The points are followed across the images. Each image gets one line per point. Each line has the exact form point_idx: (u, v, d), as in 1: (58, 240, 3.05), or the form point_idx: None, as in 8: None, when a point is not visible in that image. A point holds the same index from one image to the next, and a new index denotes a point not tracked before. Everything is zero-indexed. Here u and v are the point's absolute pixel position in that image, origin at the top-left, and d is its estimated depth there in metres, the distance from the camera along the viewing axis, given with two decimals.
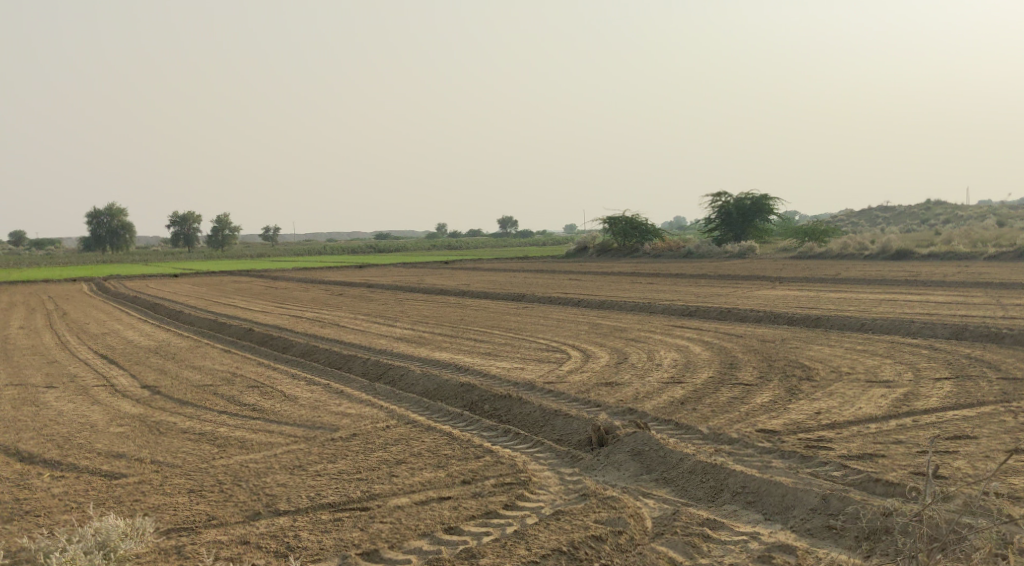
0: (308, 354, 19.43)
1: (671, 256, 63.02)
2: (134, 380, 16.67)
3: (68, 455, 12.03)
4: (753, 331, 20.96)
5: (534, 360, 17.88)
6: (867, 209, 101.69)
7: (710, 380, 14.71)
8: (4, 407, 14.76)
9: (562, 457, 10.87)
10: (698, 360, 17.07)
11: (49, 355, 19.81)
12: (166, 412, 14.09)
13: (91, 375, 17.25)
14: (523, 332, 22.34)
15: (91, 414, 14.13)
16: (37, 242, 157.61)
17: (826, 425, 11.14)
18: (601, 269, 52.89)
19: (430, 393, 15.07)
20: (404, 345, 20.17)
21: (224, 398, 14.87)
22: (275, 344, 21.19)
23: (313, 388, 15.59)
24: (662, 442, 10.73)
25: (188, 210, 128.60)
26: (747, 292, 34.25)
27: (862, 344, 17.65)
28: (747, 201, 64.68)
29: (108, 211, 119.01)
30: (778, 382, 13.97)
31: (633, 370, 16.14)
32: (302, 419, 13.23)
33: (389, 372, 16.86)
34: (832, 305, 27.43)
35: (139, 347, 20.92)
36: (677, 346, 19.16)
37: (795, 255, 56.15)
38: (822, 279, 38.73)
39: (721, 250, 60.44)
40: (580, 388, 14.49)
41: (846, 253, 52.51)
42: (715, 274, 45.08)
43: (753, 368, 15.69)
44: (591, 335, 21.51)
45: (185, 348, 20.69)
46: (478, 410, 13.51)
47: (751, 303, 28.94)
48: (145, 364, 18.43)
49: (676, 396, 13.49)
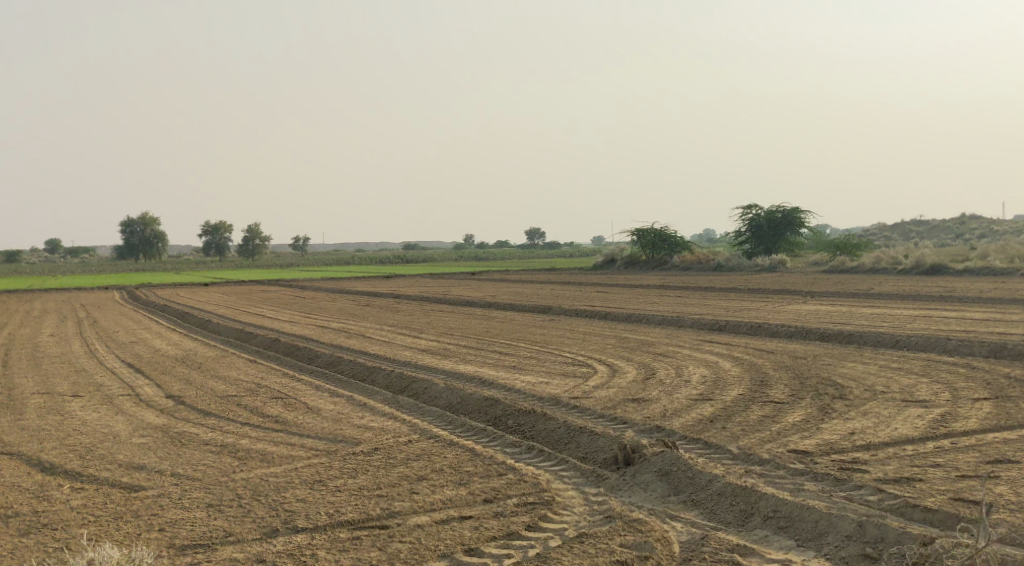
0: (333, 365, 19.29)
1: (700, 269, 62.53)
2: (159, 390, 16.57)
3: (89, 466, 11.91)
4: (784, 347, 20.57)
5: (560, 374, 17.60)
6: (901, 223, 100.57)
7: (741, 397, 14.37)
8: (28, 416, 14.70)
9: (587, 476, 10.60)
10: (728, 376, 16.72)
11: (76, 364, 19.80)
12: (189, 423, 13.96)
13: (117, 384, 17.19)
14: (550, 346, 22.07)
15: (114, 424, 14.02)
16: (71, 250, 159.48)
17: (861, 446, 10.80)
18: (630, 281, 52.53)
19: (454, 407, 14.84)
20: (430, 357, 19.97)
21: (247, 409, 14.72)
22: (300, 354, 21.08)
23: (336, 401, 15.41)
24: (690, 462, 10.43)
25: (220, 220, 129.65)
26: (778, 306, 33.81)
27: (896, 363, 17.24)
28: (778, 214, 64.08)
29: (142, 221, 120.22)
30: (810, 400, 13.62)
31: (660, 386, 15.82)
32: (324, 432, 13.04)
33: (413, 385, 16.65)
34: (864, 321, 26.97)
35: (165, 356, 20.86)
36: (706, 361, 18.81)
37: (827, 269, 55.50)
38: (855, 294, 38.19)
39: (751, 263, 59.89)
40: (607, 404, 14.20)
41: (879, 267, 51.83)
42: (746, 288, 44.64)
43: (785, 385, 15.33)
44: (618, 350, 21.21)
45: (211, 358, 20.60)
46: (502, 425, 13.27)
47: (782, 318, 28.50)
48: (170, 373, 18.34)
49: (705, 414, 13.17)
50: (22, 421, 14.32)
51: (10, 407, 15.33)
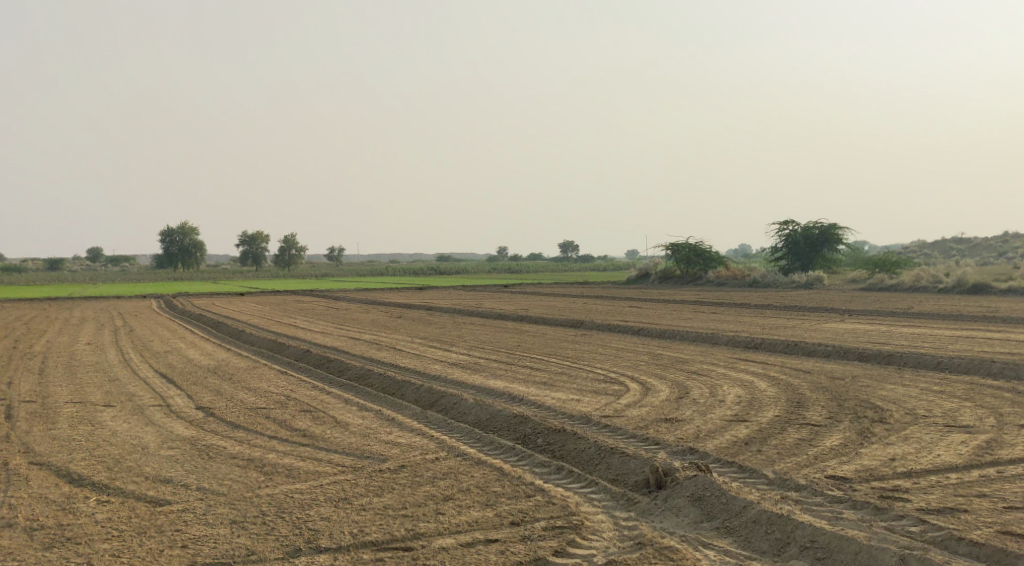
0: (363, 379, 19.14)
1: (736, 284, 61.91)
2: (190, 401, 16.49)
3: (116, 479, 11.82)
4: (821, 367, 20.15)
5: (591, 391, 17.32)
6: (941, 241, 99.21)
7: (776, 419, 14.03)
8: (59, 425, 14.67)
9: (617, 500, 10.33)
10: (764, 397, 16.36)
11: (109, 373, 19.81)
12: (217, 435, 13.84)
13: (148, 394, 17.15)
14: (582, 361, 21.80)
15: (143, 435, 13.94)
16: (112, 258, 161.71)
17: (902, 473, 10.43)
18: (664, 297, 52.09)
19: (483, 424, 14.61)
20: (460, 372, 19.78)
21: (275, 422, 14.59)
22: (331, 366, 20.98)
23: (365, 415, 15.25)
24: (724, 487, 10.13)
25: (258, 231, 130.70)
26: (815, 324, 33.29)
27: (938, 386, 16.79)
28: (816, 230, 63.34)
29: (181, 230, 121.48)
30: (849, 423, 13.24)
31: (694, 406, 15.49)
32: (351, 447, 12.86)
33: (442, 400, 16.45)
34: (904, 341, 26.44)
35: (197, 367, 20.83)
36: (741, 380, 18.45)
37: (865, 286, 54.72)
38: (895, 313, 37.55)
39: (788, 280, 59.22)
40: (639, 423, 13.90)
41: (919, 285, 51.01)
42: (782, 305, 44.08)
43: (822, 407, 14.95)
44: (651, 367, 20.89)
45: (243, 369, 20.55)
46: (532, 444, 13.03)
47: (819, 336, 28.02)
48: (202, 384, 18.28)
49: (740, 436, 12.85)
50: (53, 430, 14.28)
51: (42, 417, 15.32)
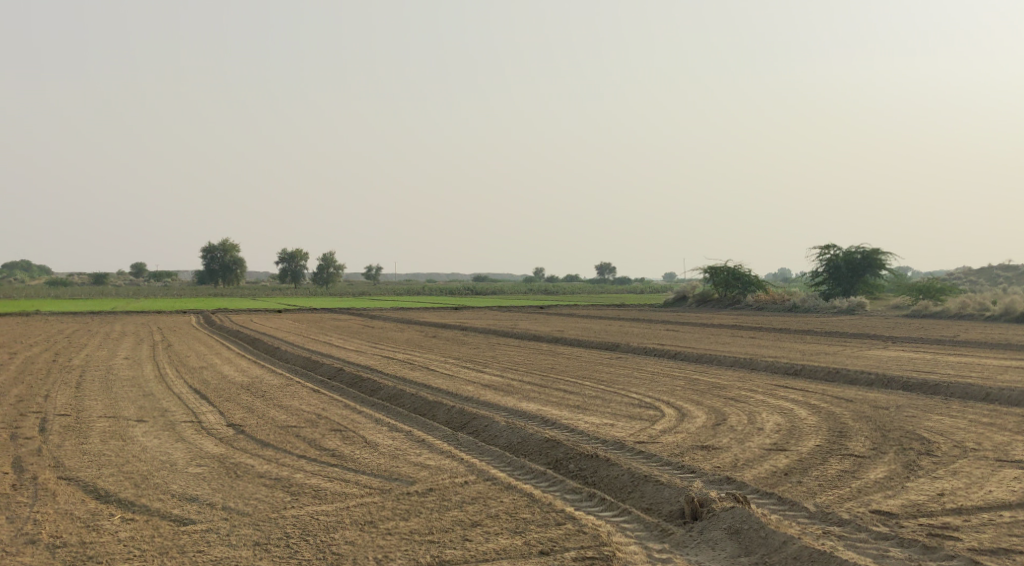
0: (394, 399, 18.90)
1: (775, 309, 61.15)
2: (222, 418, 16.35)
3: (142, 496, 11.67)
4: (865, 396, 19.63)
5: (626, 416, 16.95)
6: (987, 267, 97.68)
7: (817, 449, 13.59)
8: (91, 439, 14.57)
9: (651, 530, 9.99)
10: (804, 425, 15.92)
11: (143, 388, 19.77)
12: (246, 453, 13.65)
13: (180, 410, 17.04)
14: (617, 385, 21.42)
15: (173, 451, 13.78)
16: (154, 274, 163.92)
17: (952, 509, 10.00)
18: (702, 320, 51.52)
19: (513, 447, 14.32)
20: (493, 393, 19.49)
21: (305, 441, 14.39)
22: (364, 385, 20.80)
23: (395, 436, 15.00)
24: (763, 520, 9.74)
25: (297, 248, 131.67)
26: (858, 351, 32.67)
27: (986, 419, 16.25)
28: (858, 255, 62.47)
29: (222, 247, 122.88)
30: (894, 457, 12.79)
31: (731, 433, 15.08)
32: (379, 469, 12.62)
33: (473, 422, 16.19)
34: (950, 370, 25.76)
35: (231, 383, 20.71)
36: (780, 408, 18.00)
37: (909, 312, 53.82)
38: (940, 340, 36.82)
39: (828, 305, 58.38)
40: (674, 451, 13.53)
41: (965, 313, 50.07)
42: (823, 331, 43.41)
43: (865, 438, 14.49)
44: (688, 392, 20.47)
45: (276, 386, 20.40)
46: (563, 469, 12.70)
47: (861, 364, 27.40)
48: (234, 401, 18.14)
49: (779, 466, 12.43)
50: (83, 445, 14.18)
51: (74, 430, 15.24)
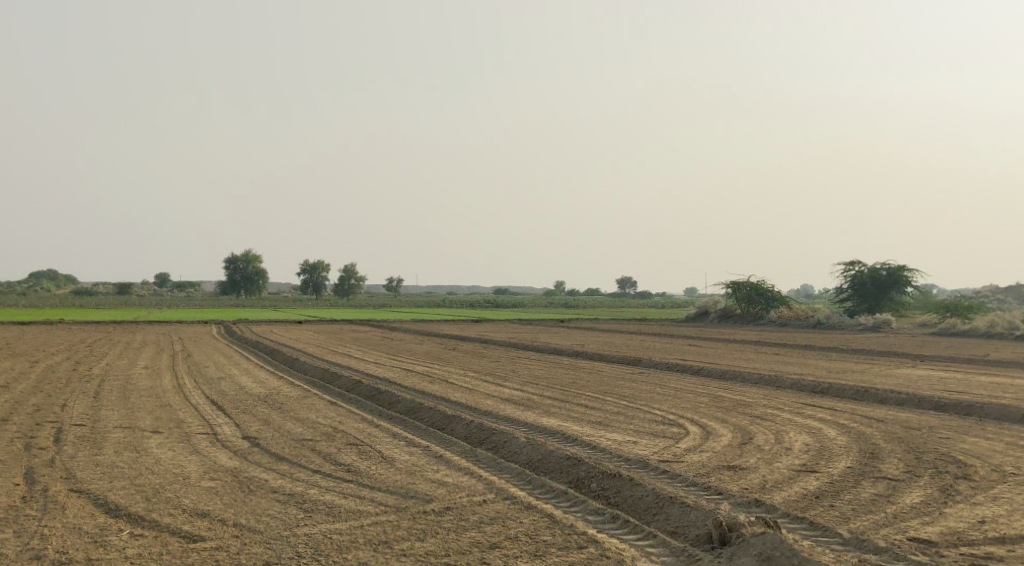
0: (412, 412, 18.55)
1: (799, 325, 60.40)
2: (237, 430, 16.06)
3: (153, 510, 11.36)
4: (895, 417, 19.13)
5: (649, 434, 16.53)
6: (1016, 287, 96.48)
7: (848, 471, 13.14)
8: (105, 450, 14.29)
9: (677, 556, 9.59)
10: (834, 446, 15.46)
11: (160, 398, 19.52)
12: (260, 467, 13.32)
13: (196, 421, 16.76)
14: (640, 401, 20.98)
15: (186, 464, 13.47)
16: (177, 284, 164.85)
17: (994, 538, 9.57)
18: (725, 335, 50.91)
19: (534, 464, 13.92)
20: (513, 408, 19.11)
21: (321, 456, 14.05)
22: (382, 398, 20.44)
23: (412, 451, 14.64)
24: (794, 546, 9.30)
25: (319, 260, 131.95)
26: (885, 369, 32.08)
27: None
28: (883, 272, 61.65)
29: (245, 257, 123.58)
30: (929, 482, 12.35)
31: (759, 453, 14.63)
32: (395, 485, 12.26)
33: (493, 437, 15.81)
34: (982, 390, 25.15)
35: (248, 395, 20.41)
36: (808, 427, 17.52)
37: (936, 331, 53.07)
38: (970, 360, 36.17)
39: (853, 322, 57.61)
40: (700, 470, 13.11)
41: (993, 332, 49.30)
42: (849, 347, 42.79)
43: (899, 461, 14.03)
44: (712, 409, 20.00)
45: (293, 398, 20.10)
46: (584, 488, 12.30)
47: (890, 383, 26.80)
48: (251, 413, 17.85)
49: (810, 488, 11.98)
50: (97, 456, 13.90)
51: (88, 441, 14.98)
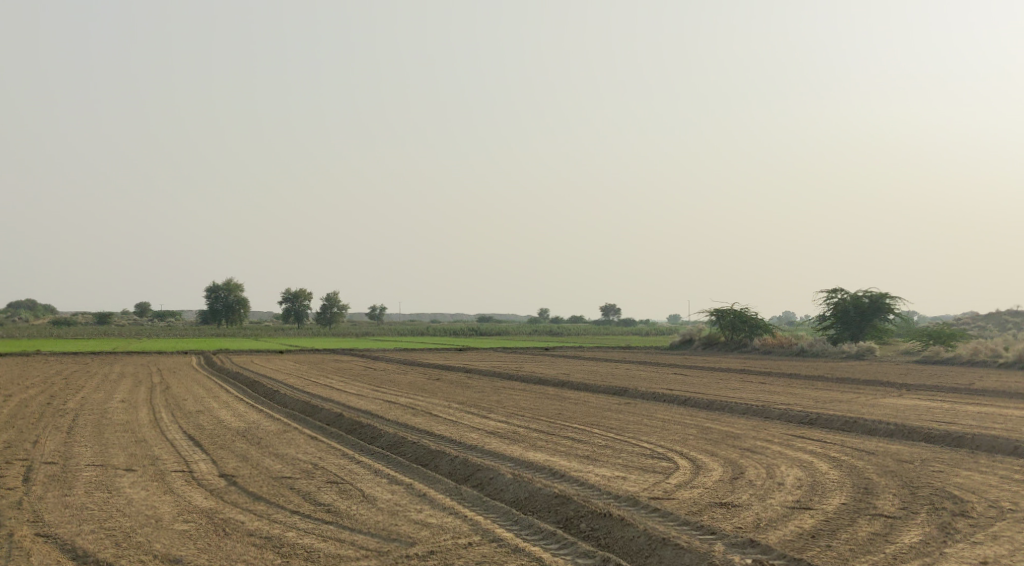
0: (395, 447, 18.07)
1: (783, 353, 60.25)
2: (214, 468, 15.57)
3: (122, 556, 10.88)
4: (887, 450, 18.82)
5: (637, 468, 16.13)
6: (996, 313, 97.04)
7: (844, 508, 12.79)
8: (76, 491, 13.79)
9: None
10: (827, 481, 15.15)
11: (136, 434, 18.99)
12: (237, 508, 12.86)
13: (172, 459, 16.26)
14: (627, 433, 20.58)
15: (159, 505, 12.99)
16: (158, 314, 163.52)
17: None
18: (709, 364, 50.63)
19: (520, 503, 13.51)
20: (498, 442, 18.68)
21: (300, 495, 13.58)
22: (364, 432, 19.95)
23: (394, 490, 14.19)
24: None
25: (301, 288, 131.17)
26: (873, 398, 31.85)
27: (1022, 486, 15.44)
28: (866, 300, 61.70)
29: (226, 286, 122.68)
30: (927, 520, 12.04)
31: (751, 489, 14.25)
32: (377, 527, 11.83)
33: (478, 474, 15.36)
34: (971, 421, 24.91)
35: (227, 429, 19.88)
36: (800, 461, 17.18)
37: (920, 358, 53.05)
38: (955, 388, 36.06)
39: (837, 350, 57.53)
40: (692, 508, 12.75)
41: (977, 359, 49.33)
42: (835, 376, 42.60)
43: (894, 497, 13.71)
44: (701, 442, 19.62)
45: (273, 433, 19.59)
46: (573, 529, 11.92)
47: (878, 413, 26.53)
48: (229, 449, 17.35)
49: (805, 527, 11.63)
50: (66, 497, 13.39)
51: (59, 481, 14.45)
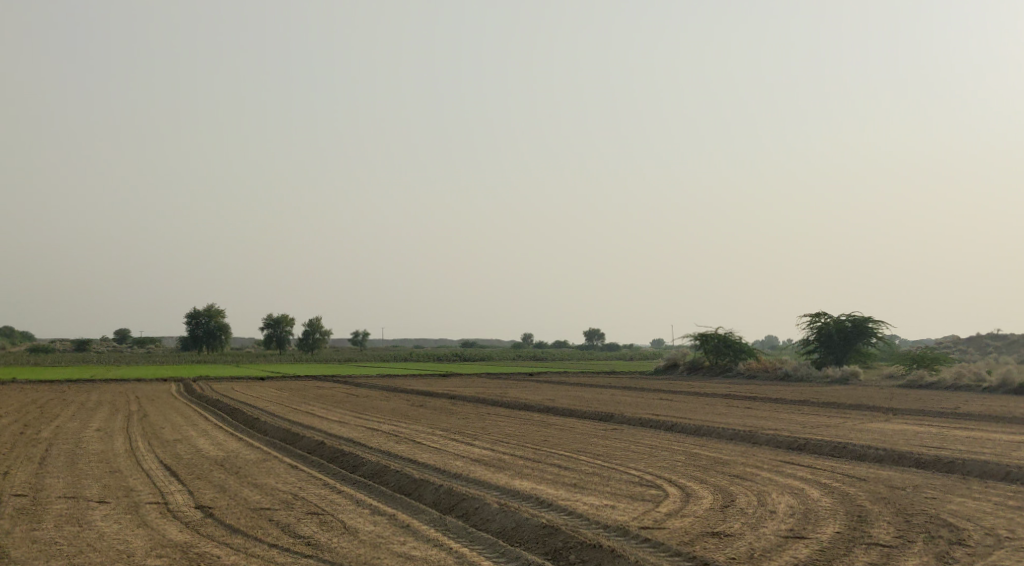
0: (377, 476, 17.63)
1: (767, 377, 60.07)
2: (190, 499, 15.11)
3: None
4: (879, 476, 18.53)
5: (626, 496, 15.78)
6: (977, 336, 97.56)
7: (839, 537, 12.50)
8: (45, 525, 13.29)
9: None
10: (820, 509, 14.88)
11: (110, 464, 18.46)
12: (213, 541, 12.42)
13: (147, 490, 15.78)
14: (614, 460, 20.20)
15: (132, 539, 12.52)
16: (138, 340, 161.96)
17: None
18: (694, 389, 50.28)
19: (507, 533, 13.15)
20: (483, 470, 18.27)
21: (279, 527, 13.16)
22: (345, 460, 19.49)
23: (377, 521, 13.79)
24: None
25: (283, 314, 130.18)
26: (861, 423, 31.58)
27: (1017, 514, 15.19)
28: (849, 324, 61.69)
29: (207, 312, 121.48)
30: (922, 549, 11.78)
31: (743, 518, 13.94)
32: (358, 560, 11.44)
33: (463, 504, 14.96)
34: (960, 445, 24.69)
35: (204, 459, 19.36)
36: (790, 488, 16.89)
37: (904, 382, 52.98)
38: (941, 413, 35.93)
39: (821, 374, 57.42)
40: (683, 538, 12.42)
41: (960, 383, 49.31)
42: (821, 401, 42.41)
43: (889, 526, 13.41)
44: (689, 469, 19.26)
45: (252, 462, 19.08)
46: (562, 561, 11.57)
47: (866, 438, 26.27)
48: (206, 479, 16.85)
49: (800, 558, 11.32)
50: (35, 532, 12.88)
51: (29, 514, 13.96)
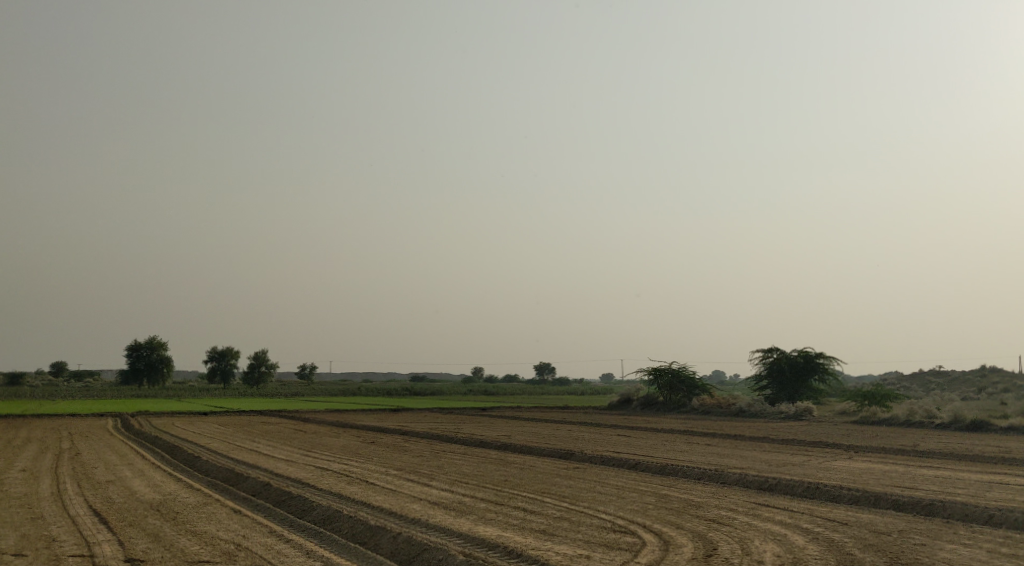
0: (329, 522, 16.26)
1: (721, 413, 59.37)
2: (122, 549, 13.67)
3: None
4: (861, 520, 17.58)
5: (601, 545, 14.60)
6: (920, 373, 98.26)
7: None
8: None
9: None
10: (811, 560, 13.92)
11: (33, 510, 16.85)
12: None
13: (72, 539, 14.29)
14: (581, 503, 19.04)
15: None
16: (76, 373, 157.51)
17: None
18: (649, 425, 49.27)
19: None
20: (443, 514, 16.99)
21: None
22: (293, 503, 18.05)
23: None
24: None
25: (228, 346, 127.30)
26: (826, 462, 30.73)
27: (1014, 562, 14.27)
28: (801, 359, 61.30)
29: (148, 344, 118.31)
30: None
31: None
32: None
33: (425, 555, 13.73)
34: (932, 486, 23.87)
35: (139, 503, 17.78)
36: (774, 533, 15.88)
37: (858, 418, 52.58)
38: (903, 450, 35.38)
39: (775, 410, 56.85)
40: None
41: (914, 419, 49.04)
42: (779, 437, 41.74)
43: None
44: (662, 513, 18.10)
45: (191, 507, 17.55)
46: None
47: (836, 478, 25.33)
48: (139, 526, 15.37)
49: None
50: None
51: None
